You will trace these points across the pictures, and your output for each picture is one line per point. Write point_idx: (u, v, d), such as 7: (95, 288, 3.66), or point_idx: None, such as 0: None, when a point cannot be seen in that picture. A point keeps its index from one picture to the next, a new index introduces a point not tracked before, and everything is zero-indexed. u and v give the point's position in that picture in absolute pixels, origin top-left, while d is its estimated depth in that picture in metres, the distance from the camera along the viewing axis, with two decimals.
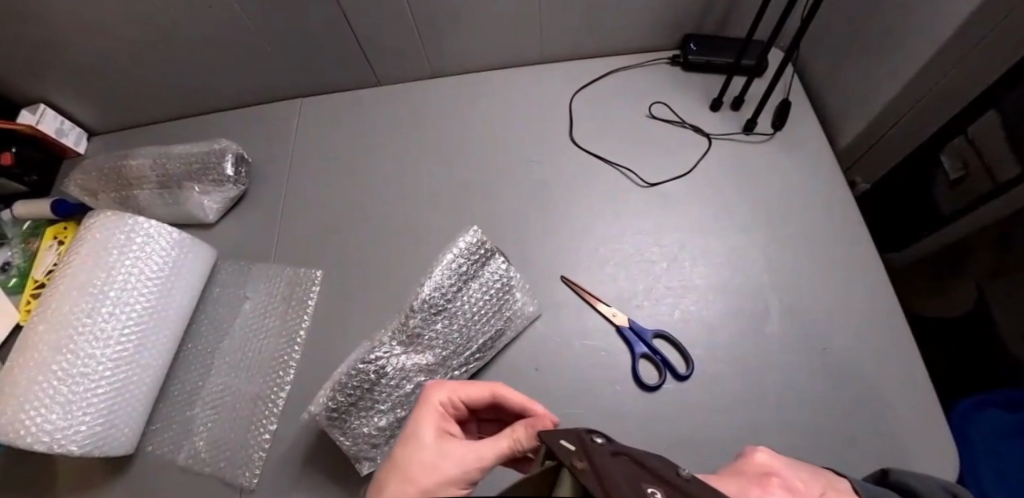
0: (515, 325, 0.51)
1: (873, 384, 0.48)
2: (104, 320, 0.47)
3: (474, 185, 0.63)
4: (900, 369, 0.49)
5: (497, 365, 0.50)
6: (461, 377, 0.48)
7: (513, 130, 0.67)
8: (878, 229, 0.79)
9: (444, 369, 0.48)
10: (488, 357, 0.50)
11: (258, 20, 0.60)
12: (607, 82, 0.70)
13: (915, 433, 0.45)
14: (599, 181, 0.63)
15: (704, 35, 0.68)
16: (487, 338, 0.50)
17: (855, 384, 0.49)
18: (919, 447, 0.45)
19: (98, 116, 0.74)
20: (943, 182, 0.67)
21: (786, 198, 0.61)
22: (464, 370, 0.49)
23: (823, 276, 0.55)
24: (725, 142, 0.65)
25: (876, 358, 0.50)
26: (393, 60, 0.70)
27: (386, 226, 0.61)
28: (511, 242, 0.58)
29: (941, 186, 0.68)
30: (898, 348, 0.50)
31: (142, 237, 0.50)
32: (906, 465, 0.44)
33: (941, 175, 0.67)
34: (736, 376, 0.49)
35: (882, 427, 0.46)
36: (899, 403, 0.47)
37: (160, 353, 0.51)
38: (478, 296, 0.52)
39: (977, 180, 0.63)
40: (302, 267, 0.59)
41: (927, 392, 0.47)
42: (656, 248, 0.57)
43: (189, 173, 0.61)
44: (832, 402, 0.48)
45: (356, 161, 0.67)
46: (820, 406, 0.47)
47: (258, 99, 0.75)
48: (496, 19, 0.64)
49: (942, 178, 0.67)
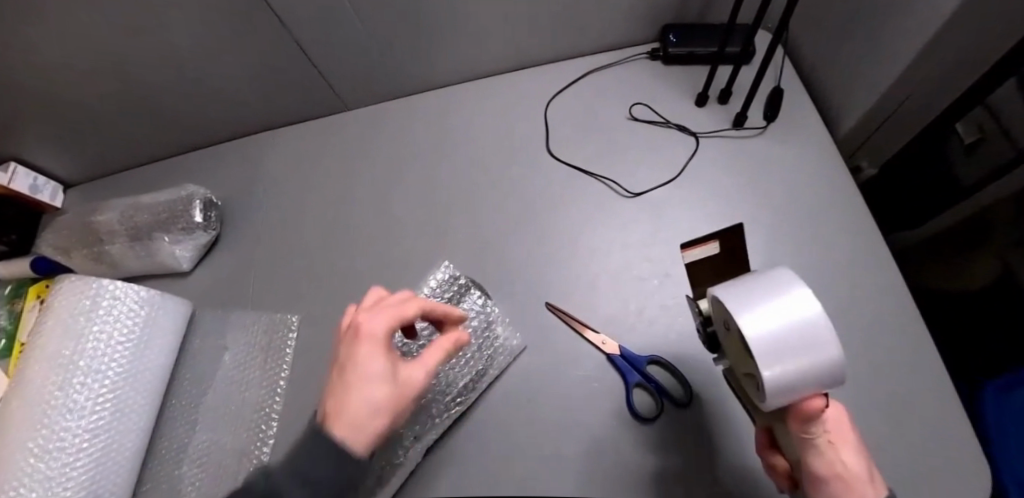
0: (498, 361, 0.48)
1: (890, 387, 0.44)
2: (76, 392, 0.46)
3: (450, 209, 0.60)
4: (915, 365, 0.45)
5: (481, 406, 0.47)
6: (440, 425, 0.45)
7: (487, 146, 0.64)
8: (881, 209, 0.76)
9: (423, 418, 0.45)
10: (471, 400, 0.46)
11: (213, 57, 0.58)
12: (583, 84, 0.66)
13: (935, 433, 0.42)
14: (581, 194, 0.59)
15: (683, 25, 0.64)
16: (468, 380, 0.47)
17: (870, 384, 0.45)
18: (943, 452, 0.41)
19: (69, 169, 0.72)
20: (958, 150, 0.60)
21: (781, 195, 0.56)
22: (445, 416, 0.45)
23: (827, 278, 0.51)
24: (715, 139, 0.60)
25: (888, 356, 0.46)
26: (357, 84, 0.67)
27: (361, 261, 0.59)
28: (491, 269, 0.55)
29: (958, 155, 0.61)
30: (910, 343, 0.47)
31: (109, 300, 0.49)
32: (933, 473, 0.40)
33: (955, 140, 0.60)
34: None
35: (903, 429, 0.42)
36: (915, 401, 0.44)
37: (140, 416, 0.50)
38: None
39: (995, 146, 0.55)
40: (278, 313, 0.56)
41: (943, 385, 0.44)
42: (645, 263, 0.53)
43: (157, 223, 0.58)
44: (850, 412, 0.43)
45: (327, 192, 0.65)
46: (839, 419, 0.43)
47: (226, 137, 0.73)
48: (460, 30, 0.60)
49: (957, 143, 0.60)
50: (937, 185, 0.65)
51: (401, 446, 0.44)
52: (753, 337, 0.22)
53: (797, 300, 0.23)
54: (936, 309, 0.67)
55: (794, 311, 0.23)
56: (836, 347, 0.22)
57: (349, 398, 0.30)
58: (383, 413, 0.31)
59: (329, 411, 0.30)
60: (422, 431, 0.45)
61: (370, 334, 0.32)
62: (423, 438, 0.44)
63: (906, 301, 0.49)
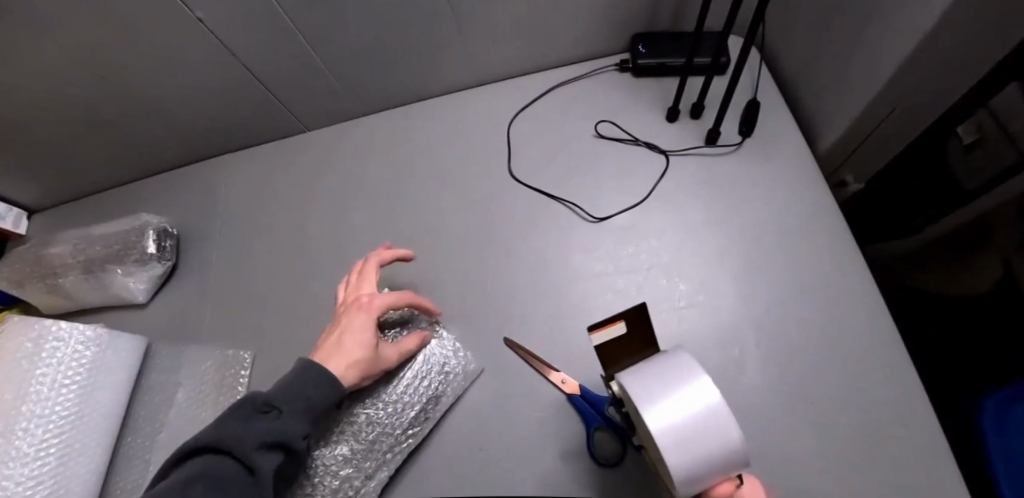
0: (452, 388, 0.47)
1: (874, 416, 0.42)
2: (19, 440, 0.44)
3: (411, 234, 0.58)
4: (899, 399, 0.43)
5: (436, 437, 0.45)
6: (393, 461, 0.43)
7: (450, 167, 0.62)
8: (861, 219, 0.71)
9: (373, 455, 0.43)
10: (424, 431, 0.45)
11: (165, 86, 0.56)
12: (550, 99, 0.64)
13: (925, 469, 0.39)
14: (546, 220, 0.56)
15: (651, 35, 0.62)
16: (419, 410, 0.45)
17: (864, 404, 0.43)
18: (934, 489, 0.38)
19: (25, 199, 0.70)
20: (960, 148, 0.51)
21: (755, 215, 0.54)
22: (397, 452, 0.43)
23: (802, 305, 0.48)
24: (685, 157, 0.58)
25: (874, 384, 0.44)
26: (319, 104, 0.65)
27: (320, 291, 0.57)
28: (450, 299, 0.53)
29: (961, 153, 0.52)
30: (893, 376, 0.44)
31: (53, 341, 0.48)
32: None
33: (955, 138, 0.52)
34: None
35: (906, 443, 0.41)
36: (898, 435, 0.41)
37: (89, 460, 0.48)
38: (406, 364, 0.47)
39: (995, 147, 0.46)
40: (232, 349, 0.55)
41: (932, 421, 0.41)
42: (610, 293, 0.51)
43: (109, 255, 0.58)
44: (831, 446, 0.41)
45: (288, 217, 0.63)
46: (821, 453, 0.41)
47: (186, 161, 0.71)
48: (419, 48, 0.58)
49: (957, 142, 0.52)
50: (944, 180, 0.56)
51: (351, 485, 0.41)
52: (660, 431, 0.24)
53: (698, 391, 0.26)
54: (921, 313, 0.59)
55: (696, 401, 0.25)
56: (735, 432, 0.25)
57: (339, 351, 0.40)
58: (355, 373, 0.40)
59: (321, 354, 0.39)
60: (374, 469, 0.42)
61: (373, 311, 0.43)
62: (375, 477, 0.42)
63: (887, 322, 0.47)
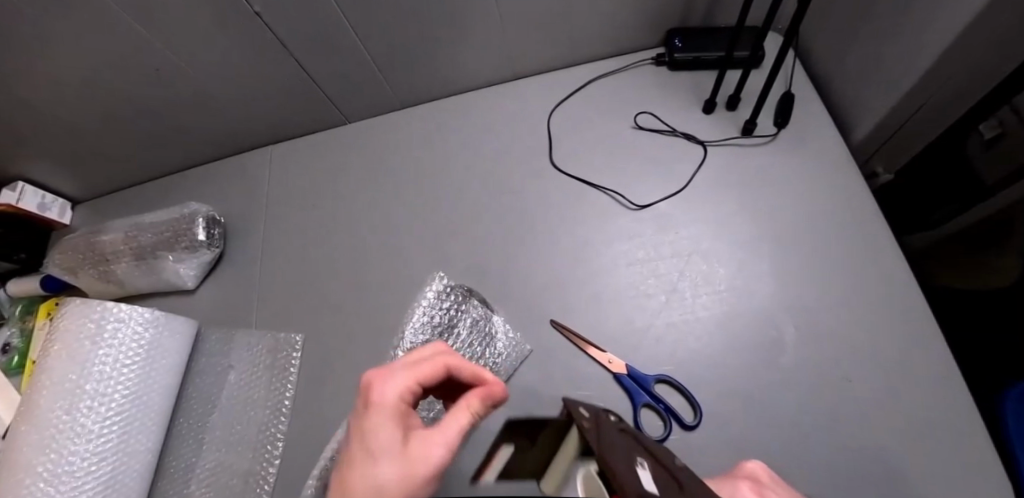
0: (503, 367, 0.49)
1: (911, 398, 0.43)
2: (84, 416, 0.46)
3: (455, 220, 0.60)
4: (937, 374, 0.44)
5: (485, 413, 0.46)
6: None
7: (487, 158, 0.64)
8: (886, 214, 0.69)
9: None
10: None
11: (219, 78, 0.58)
12: (586, 92, 0.66)
13: (958, 438, 0.41)
14: (585, 208, 0.58)
15: (690, 29, 0.63)
16: None
17: (901, 380, 0.44)
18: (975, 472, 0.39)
19: (69, 190, 0.72)
20: (976, 144, 0.58)
21: (790, 201, 0.55)
22: None
23: (840, 287, 0.50)
24: (722, 148, 0.60)
25: (911, 364, 0.45)
26: (360, 97, 0.67)
27: (365, 276, 0.58)
28: (493, 283, 0.55)
29: (976, 149, 0.59)
30: (928, 347, 0.45)
31: (113, 322, 0.48)
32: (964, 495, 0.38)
33: (974, 138, 0.58)
34: (756, 399, 0.45)
35: (936, 425, 0.42)
36: (938, 408, 0.42)
37: (147, 437, 0.50)
38: (451, 340, 0.52)
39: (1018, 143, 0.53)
40: (282, 332, 0.57)
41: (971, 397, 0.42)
42: (652, 279, 0.52)
43: (162, 243, 0.60)
44: (865, 424, 0.43)
45: (331, 204, 0.65)
46: (856, 429, 0.43)
47: (228, 152, 0.72)
48: (463, 43, 0.60)
49: (977, 140, 0.58)
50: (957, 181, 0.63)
51: None
52: None
53: None
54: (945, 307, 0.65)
55: None
56: None
57: None
58: None
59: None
60: None
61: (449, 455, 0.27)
62: None
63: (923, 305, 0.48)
